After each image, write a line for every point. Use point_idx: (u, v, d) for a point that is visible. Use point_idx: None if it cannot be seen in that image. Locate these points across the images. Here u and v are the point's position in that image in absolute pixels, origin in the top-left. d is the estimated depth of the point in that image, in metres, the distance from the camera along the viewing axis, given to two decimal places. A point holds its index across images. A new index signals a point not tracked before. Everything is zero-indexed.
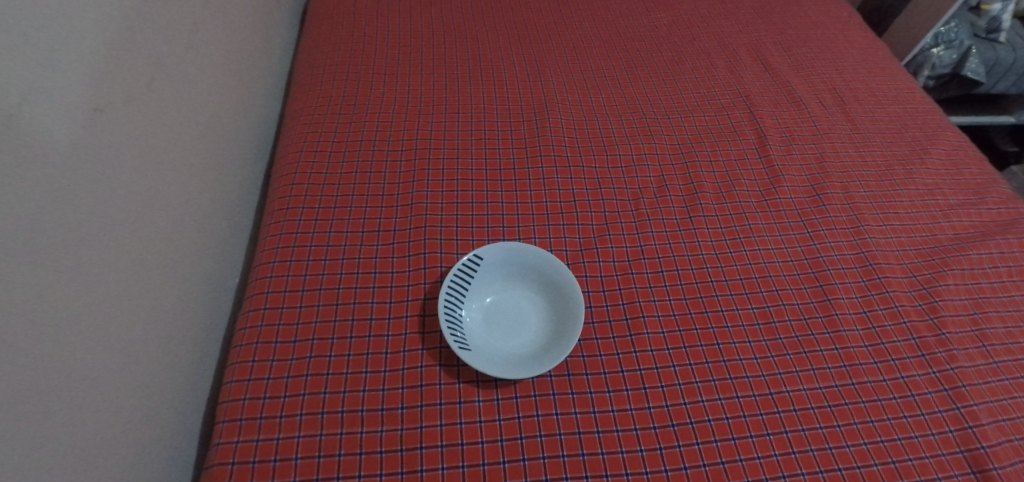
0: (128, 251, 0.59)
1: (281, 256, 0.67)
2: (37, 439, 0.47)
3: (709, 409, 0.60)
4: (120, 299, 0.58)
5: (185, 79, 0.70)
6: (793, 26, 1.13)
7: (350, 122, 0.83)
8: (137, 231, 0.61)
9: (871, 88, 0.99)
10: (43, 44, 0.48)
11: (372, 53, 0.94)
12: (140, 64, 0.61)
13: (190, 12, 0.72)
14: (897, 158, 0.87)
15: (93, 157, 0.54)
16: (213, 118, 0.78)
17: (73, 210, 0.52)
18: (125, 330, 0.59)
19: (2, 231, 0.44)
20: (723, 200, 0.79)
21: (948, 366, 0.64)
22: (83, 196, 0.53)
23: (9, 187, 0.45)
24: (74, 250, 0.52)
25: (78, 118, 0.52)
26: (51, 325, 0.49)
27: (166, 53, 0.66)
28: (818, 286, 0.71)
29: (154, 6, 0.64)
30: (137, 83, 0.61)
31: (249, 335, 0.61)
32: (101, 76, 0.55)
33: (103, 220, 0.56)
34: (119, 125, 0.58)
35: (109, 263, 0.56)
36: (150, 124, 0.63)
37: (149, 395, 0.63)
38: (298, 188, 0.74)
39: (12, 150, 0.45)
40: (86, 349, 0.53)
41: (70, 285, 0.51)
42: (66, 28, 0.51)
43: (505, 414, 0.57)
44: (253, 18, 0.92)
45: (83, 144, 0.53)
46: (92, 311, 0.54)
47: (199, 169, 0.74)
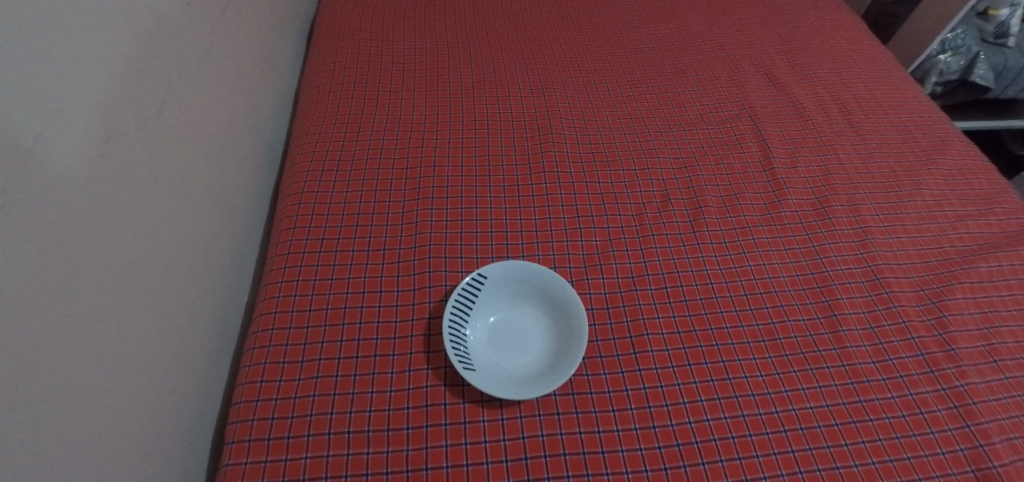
0: (139, 274, 0.61)
1: (288, 275, 0.68)
2: (51, 463, 0.48)
3: (714, 428, 0.60)
4: (130, 321, 0.59)
5: (194, 103, 0.72)
6: (797, 36, 1.13)
7: (356, 141, 0.84)
8: (148, 253, 0.62)
9: (876, 97, 0.99)
10: (59, 77, 0.50)
11: (377, 71, 0.96)
12: (151, 91, 0.62)
13: (200, 37, 0.73)
14: (904, 169, 0.87)
15: (106, 184, 0.56)
16: (222, 139, 0.80)
17: (87, 237, 0.53)
18: (136, 352, 0.59)
19: (18, 262, 0.45)
20: (727, 214, 0.79)
21: (958, 383, 0.64)
22: (96, 223, 0.54)
23: (25, 218, 0.46)
24: (88, 276, 0.53)
25: (92, 147, 0.53)
26: (65, 351, 0.50)
27: (175, 79, 0.67)
28: (823, 301, 0.70)
29: (164, 34, 0.65)
30: (148, 110, 0.62)
31: (257, 355, 0.62)
32: (114, 106, 0.56)
33: (115, 246, 0.57)
34: (130, 152, 0.59)
35: (122, 287, 0.58)
36: (160, 149, 0.64)
37: (161, 415, 0.63)
38: (305, 208, 0.75)
39: (29, 182, 0.46)
40: (99, 372, 0.54)
41: (84, 310, 0.52)
42: (81, 61, 0.52)
43: (510, 434, 0.58)
44: (260, 38, 0.93)
45: (96, 172, 0.54)
46: (105, 335, 0.55)
47: (208, 190, 0.75)
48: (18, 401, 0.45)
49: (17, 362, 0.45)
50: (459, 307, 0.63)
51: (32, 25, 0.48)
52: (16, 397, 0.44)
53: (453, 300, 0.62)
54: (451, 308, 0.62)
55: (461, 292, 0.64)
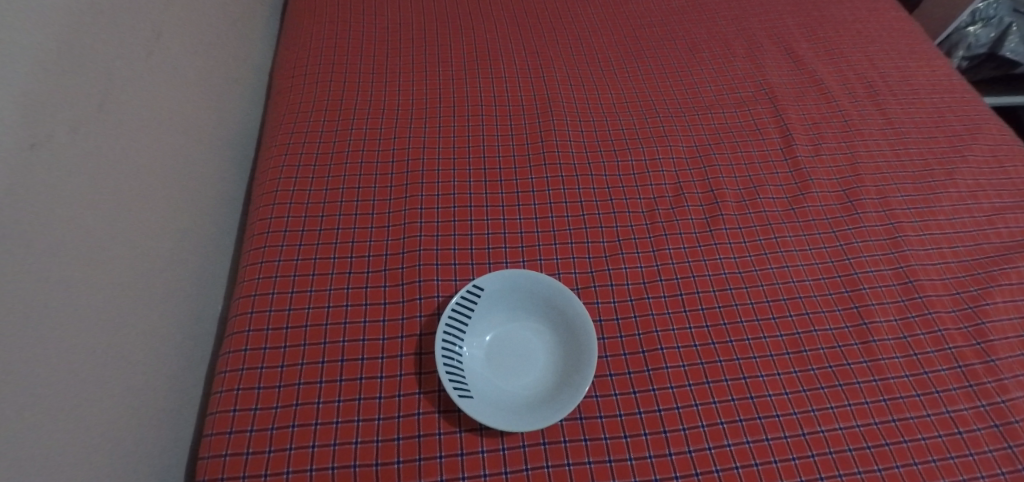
0: (91, 293, 0.53)
1: (262, 288, 0.61)
2: None
3: (736, 454, 0.54)
4: (82, 347, 0.52)
5: (143, 93, 0.63)
6: (818, 6, 1.03)
7: (336, 132, 0.76)
8: (101, 268, 0.55)
9: (904, 75, 0.91)
10: None
11: (359, 52, 0.87)
12: (89, 83, 0.54)
13: (144, 17, 0.64)
14: (936, 156, 0.80)
15: (44, 194, 0.48)
16: (181, 131, 0.71)
17: (29, 256, 0.46)
18: (92, 381, 0.53)
19: None
20: (746, 209, 0.72)
21: (999, 398, 0.59)
22: (37, 239, 0.47)
23: None
24: (28, 300, 0.46)
25: (24, 152, 0.46)
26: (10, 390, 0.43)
27: (119, 66, 0.59)
28: (852, 307, 0.65)
29: (100, 15, 0.57)
30: (87, 105, 0.54)
31: (229, 381, 0.55)
32: (46, 103, 0.48)
33: (61, 263, 0.50)
34: (69, 155, 0.51)
35: (69, 309, 0.50)
36: (105, 149, 0.56)
37: (126, 444, 0.57)
38: (280, 209, 0.67)
39: None
40: (48, 409, 0.47)
41: (29, 340, 0.46)
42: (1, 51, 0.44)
43: (512, 465, 0.52)
44: (221, 15, 0.84)
45: (32, 181, 0.46)
46: (55, 366, 0.48)
47: (167, 190, 0.67)
48: None
49: None
50: (454, 324, 0.57)
51: None
52: None
53: (446, 317, 0.56)
54: (443, 327, 0.56)
55: (454, 308, 0.58)
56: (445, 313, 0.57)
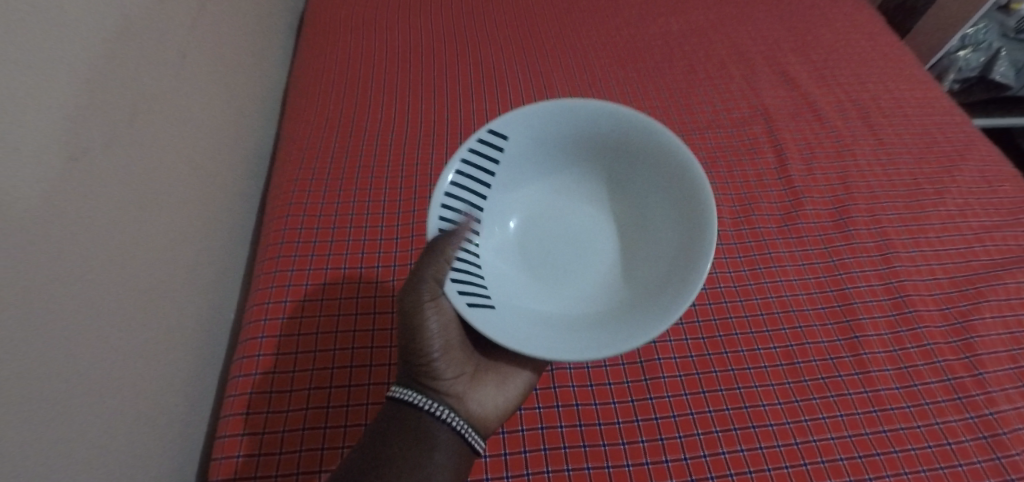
0: (116, 298, 0.57)
1: (275, 296, 0.64)
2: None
3: (731, 462, 0.56)
4: (108, 348, 0.56)
5: (171, 115, 0.69)
6: (812, 31, 1.07)
7: (347, 148, 0.80)
8: (125, 274, 0.59)
9: (895, 98, 0.94)
10: (19, 94, 0.47)
11: (369, 71, 0.92)
12: (123, 102, 0.59)
13: (175, 46, 0.70)
14: (926, 176, 0.82)
15: (75, 204, 0.52)
16: (202, 149, 0.76)
17: (54, 264, 0.50)
18: (113, 380, 0.56)
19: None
20: (741, 225, 0.75)
21: (987, 411, 0.60)
22: (65, 248, 0.51)
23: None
24: (44, 311, 0.48)
25: (53, 164, 0.50)
26: (38, 385, 0.47)
27: (148, 87, 0.64)
28: (844, 321, 0.67)
29: (132, 43, 0.62)
30: (116, 120, 0.58)
31: (242, 385, 0.58)
32: (77, 115, 0.53)
33: (84, 270, 0.53)
34: (98, 171, 0.55)
35: (83, 325, 0.53)
36: (132, 162, 0.61)
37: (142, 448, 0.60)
38: (293, 222, 0.71)
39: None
40: (73, 406, 0.51)
41: (57, 337, 0.49)
42: (40, 77, 0.49)
43: (514, 470, 0.55)
44: (241, 42, 0.89)
45: (60, 194, 0.51)
46: (81, 365, 0.52)
47: (186, 204, 0.71)
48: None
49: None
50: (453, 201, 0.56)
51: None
52: None
53: (441, 199, 0.56)
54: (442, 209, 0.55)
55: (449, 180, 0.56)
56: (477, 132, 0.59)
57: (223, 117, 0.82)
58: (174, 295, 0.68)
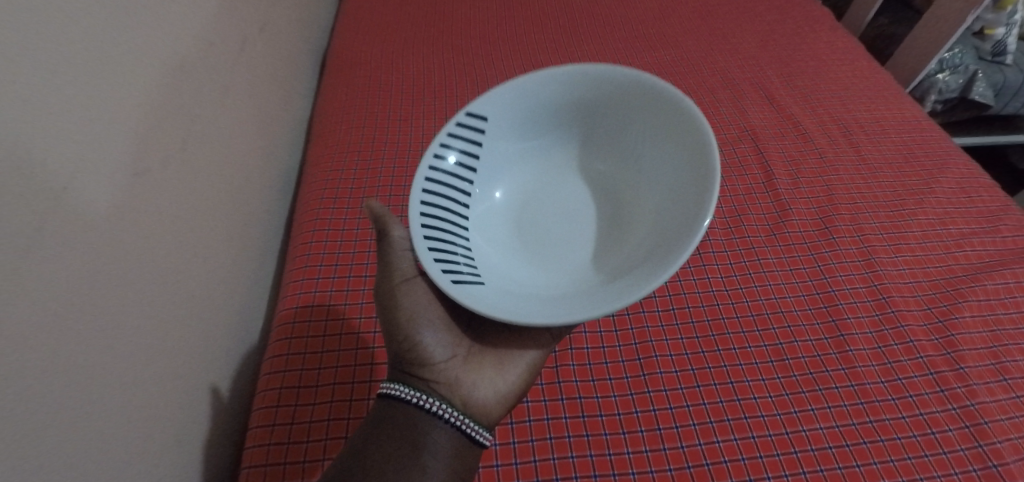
0: (166, 302, 0.64)
1: (303, 301, 0.72)
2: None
3: (725, 450, 0.62)
4: (157, 347, 0.62)
5: (216, 141, 0.77)
6: (796, 58, 1.15)
7: (368, 170, 0.88)
8: (174, 281, 0.65)
9: (875, 117, 1.01)
10: (100, 121, 0.55)
11: (387, 102, 1.00)
12: (178, 129, 0.67)
13: (221, 81, 0.79)
14: (907, 188, 0.88)
15: (138, 217, 0.60)
16: (240, 172, 0.84)
17: (119, 268, 0.56)
18: (161, 376, 0.62)
19: (62, 291, 0.49)
20: (732, 235, 0.82)
21: (968, 402, 0.64)
22: (128, 254, 0.58)
23: (71, 253, 0.50)
24: (107, 309, 0.54)
25: (122, 180, 0.57)
26: (98, 374, 0.53)
27: (199, 116, 0.73)
28: (830, 321, 0.72)
29: (188, 78, 0.71)
30: (172, 144, 0.66)
31: (271, 382, 0.65)
32: (142, 139, 0.61)
33: (142, 274, 0.60)
34: (157, 188, 0.63)
35: (139, 326, 0.59)
36: (185, 182, 0.69)
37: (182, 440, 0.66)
38: (319, 236, 0.79)
39: (70, 219, 0.50)
40: (127, 396, 0.56)
41: (116, 332, 0.56)
42: (117, 106, 0.57)
43: (523, 457, 0.63)
44: (273, 77, 0.99)
45: (126, 207, 0.58)
46: (135, 360, 0.58)
47: (226, 222, 0.79)
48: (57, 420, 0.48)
49: (62, 383, 0.49)
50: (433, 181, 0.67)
51: (86, 76, 0.54)
52: (37, 439, 0.46)
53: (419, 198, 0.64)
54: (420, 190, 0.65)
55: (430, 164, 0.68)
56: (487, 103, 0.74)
57: (258, 145, 0.91)
58: (214, 304, 0.74)
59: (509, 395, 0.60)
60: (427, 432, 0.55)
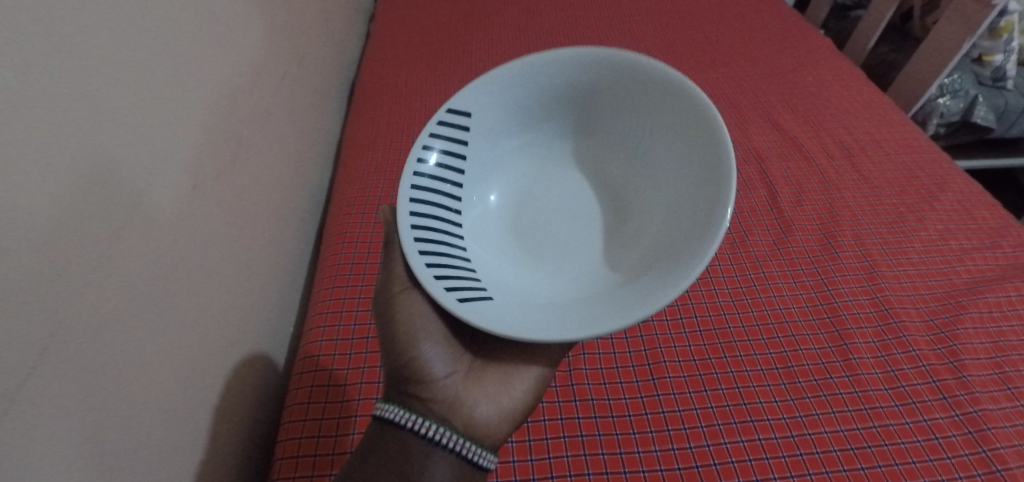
0: (212, 305, 0.70)
1: (333, 307, 0.77)
2: (133, 466, 0.55)
3: (732, 451, 0.65)
4: (203, 346, 0.67)
5: (260, 160, 0.84)
6: (798, 84, 1.20)
7: (393, 188, 0.94)
8: (221, 286, 0.72)
9: (876, 139, 1.05)
10: (167, 139, 0.62)
11: (411, 127, 1.07)
12: (228, 149, 0.75)
13: (264, 107, 0.87)
14: (908, 205, 0.91)
15: (193, 226, 0.66)
16: (278, 190, 0.91)
17: (176, 272, 0.62)
18: (204, 373, 0.67)
19: (127, 288, 0.55)
20: (737, 249, 0.86)
21: (971, 409, 0.66)
22: (184, 259, 0.64)
23: (138, 256, 0.56)
24: (163, 307, 0.60)
25: (181, 192, 0.64)
26: (153, 366, 0.58)
27: (246, 137, 0.80)
28: (834, 331, 0.75)
29: (238, 103, 0.78)
30: (223, 161, 0.73)
31: (303, 381, 0.71)
32: (199, 157, 0.67)
33: (194, 278, 0.66)
34: (209, 201, 0.70)
35: (189, 326, 0.65)
36: (233, 197, 0.75)
37: (216, 434, 0.70)
38: (348, 248, 0.85)
39: (139, 225, 0.57)
40: (174, 388, 0.62)
41: (171, 330, 0.61)
42: (182, 126, 0.64)
43: (537, 454, 0.66)
44: (308, 105, 1.07)
45: (184, 216, 0.64)
46: (184, 356, 0.63)
47: (266, 234, 0.85)
48: (115, 406, 0.53)
49: (122, 372, 0.54)
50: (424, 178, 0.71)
51: (160, 101, 0.61)
52: (96, 424, 0.51)
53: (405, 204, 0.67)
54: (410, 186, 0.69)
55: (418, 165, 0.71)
56: (488, 92, 0.77)
57: (294, 166, 0.98)
58: (253, 310, 0.80)
59: (514, 413, 0.64)
60: (423, 463, 0.57)
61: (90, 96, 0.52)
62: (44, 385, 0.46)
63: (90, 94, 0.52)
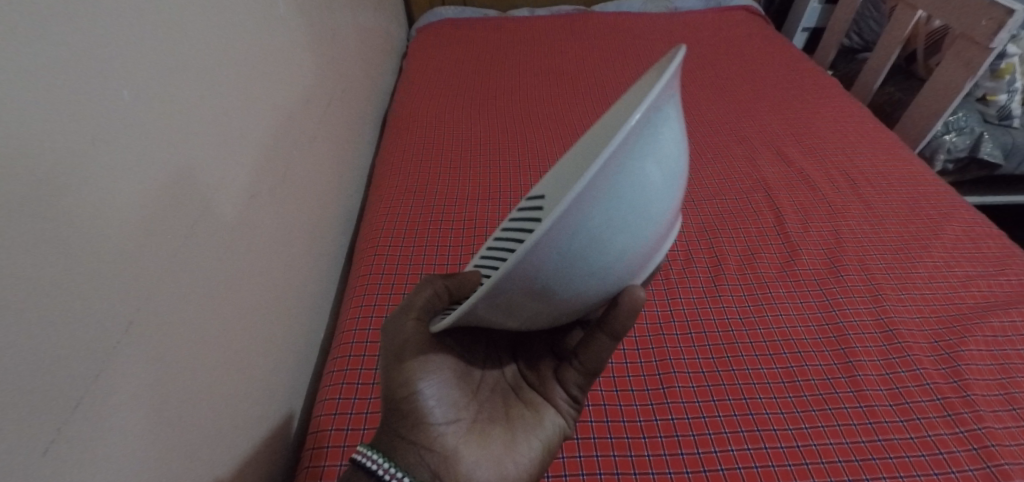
0: (269, 304, 0.76)
1: (364, 312, 0.82)
2: (211, 440, 0.61)
3: (738, 458, 0.67)
4: (262, 340, 0.73)
5: (306, 177, 0.92)
6: (806, 119, 1.26)
7: (422, 206, 1.01)
8: (275, 288, 0.78)
9: (881, 171, 1.09)
10: (232, 151, 0.70)
11: (440, 153, 1.16)
12: (281, 166, 0.83)
13: (311, 130, 0.96)
14: (913, 234, 0.95)
15: (252, 230, 0.73)
16: (321, 206, 0.98)
17: (240, 270, 0.69)
18: (263, 366, 0.73)
19: (204, 280, 0.62)
20: (745, 270, 0.90)
21: (976, 426, 0.68)
22: (246, 259, 0.71)
23: (211, 253, 0.64)
24: (230, 300, 0.67)
25: (242, 200, 0.71)
26: (225, 352, 0.65)
27: (295, 157, 0.88)
28: (839, 349, 0.78)
29: (289, 126, 0.87)
30: (276, 176, 0.81)
31: (335, 378, 0.74)
32: (256, 170, 0.75)
33: (255, 278, 0.73)
34: (264, 210, 0.77)
35: (250, 321, 0.71)
36: (283, 208, 0.83)
37: (276, 424, 0.76)
38: (380, 259, 0.90)
39: (211, 225, 0.64)
40: (241, 375, 0.68)
41: (237, 321, 0.68)
42: (243, 141, 0.72)
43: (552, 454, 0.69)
44: (348, 131, 1.16)
45: (245, 220, 0.72)
46: (247, 346, 0.70)
47: (310, 245, 0.93)
48: (198, 383, 0.59)
49: (204, 353, 0.61)
50: None
51: (227, 118, 0.70)
52: (169, 399, 0.55)
53: None
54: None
55: None
56: None
57: (335, 185, 1.06)
58: (298, 315, 0.86)
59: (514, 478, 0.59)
60: None
61: (174, 114, 0.60)
62: (129, 354, 0.50)
63: (178, 111, 0.61)
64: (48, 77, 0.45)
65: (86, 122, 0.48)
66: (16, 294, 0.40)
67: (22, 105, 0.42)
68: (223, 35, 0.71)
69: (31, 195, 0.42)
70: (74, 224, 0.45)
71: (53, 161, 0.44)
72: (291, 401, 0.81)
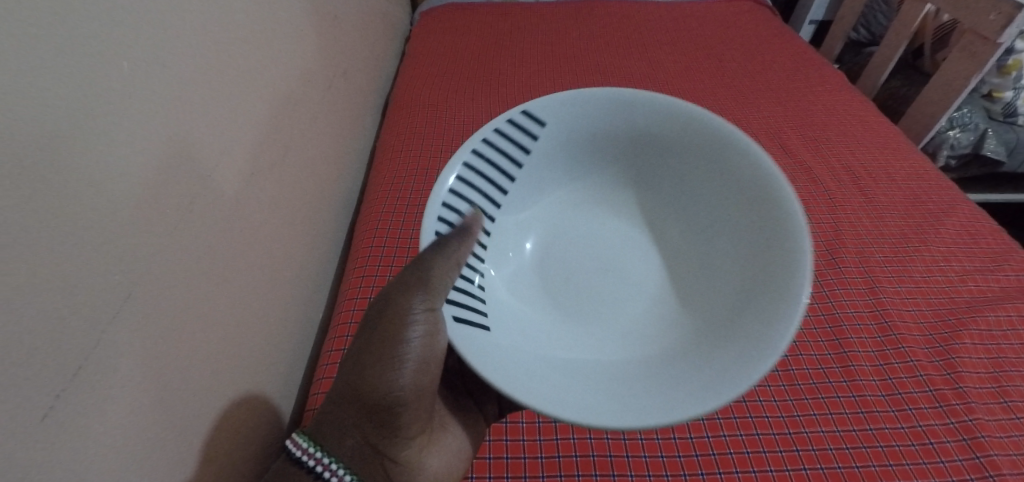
0: (266, 284, 0.76)
1: (363, 293, 0.82)
2: (208, 415, 0.61)
3: (731, 443, 0.68)
4: (259, 320, 0.74)
5: (305, 159, 0.92)
6: (810, 112, 1.25)
7: (421, 190, 1.01)
8: (272, 268, 0.78)
9: (883, 165, 1.09)
10: (232, 129, 0.70)
11: (440, 138, 1.16)
12: (280, 146, 0.83)
13: (311, 112, 0.95)
14: (912, 228, 0.94)
15: (251, 209, 0.73)
16: (320, 188, 0.98)
17: (238, 248, 0.70)
18: (260, 345, 0.74)
19: (203, 256, 0.62)
20: None
21: (966, 418, 0.68)
22: (244, 238, 0.71)
23: (210, 229, 0.64)
24: (228, 277, 0.67)
25: (241, 178, 0.71)
26: (221, 329, 0.65)
27: (295, 138, 0.88)
28: (834, 339, 0.78)
29: (289, 106, 0.86)
30: (275, 157, 0.81)
31: (332, 357, 0.75)
32: (255, 150, 0.75)
33: (252, 257, 0.73)
34: (263, 189, 0.77)
35: (248, 300, 0.71)
36: (282, 189, 0.83)
37: (273, 402, 0.76)
38: (378, 241, 0.91)
39: (209, 202, 0.64)
40: (238, 352, 0.68)
41: (234, 299, 0.68)
42: (243, 119, 0.72)
43: (545, 435, 0.69)
44: (349, 114, 1.16)
45: (243, 199, 0.72)
46: (244, 324, 0.70)
47: (309, 227, 0.93)
48: (196, 358, 0.60)
49: (201, 329, 0.61)
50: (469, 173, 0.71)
51: (228, 96, 0.70)
52: (166, 372, 0.55)
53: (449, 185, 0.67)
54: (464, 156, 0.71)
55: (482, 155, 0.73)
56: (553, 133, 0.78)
57: (335, 168, 1.06)
58: (295, 296, 0.86)
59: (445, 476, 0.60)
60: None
61: (174, 89, 0.60)
62: (127, 326, 0.51)
63: (179, 87, 0.61)
64: (40, 46, 0.45)
65: (83, 90, 0.48)
66: (11, 260, 0.41)
67: (12, 73, 0.42)
68: (223, 11, 0.71)
69: (23, 162, 0.42)
70: (72, 194, 0.46)
71: (47, 130, 0.44)
72: (288, 380, 0.82)
